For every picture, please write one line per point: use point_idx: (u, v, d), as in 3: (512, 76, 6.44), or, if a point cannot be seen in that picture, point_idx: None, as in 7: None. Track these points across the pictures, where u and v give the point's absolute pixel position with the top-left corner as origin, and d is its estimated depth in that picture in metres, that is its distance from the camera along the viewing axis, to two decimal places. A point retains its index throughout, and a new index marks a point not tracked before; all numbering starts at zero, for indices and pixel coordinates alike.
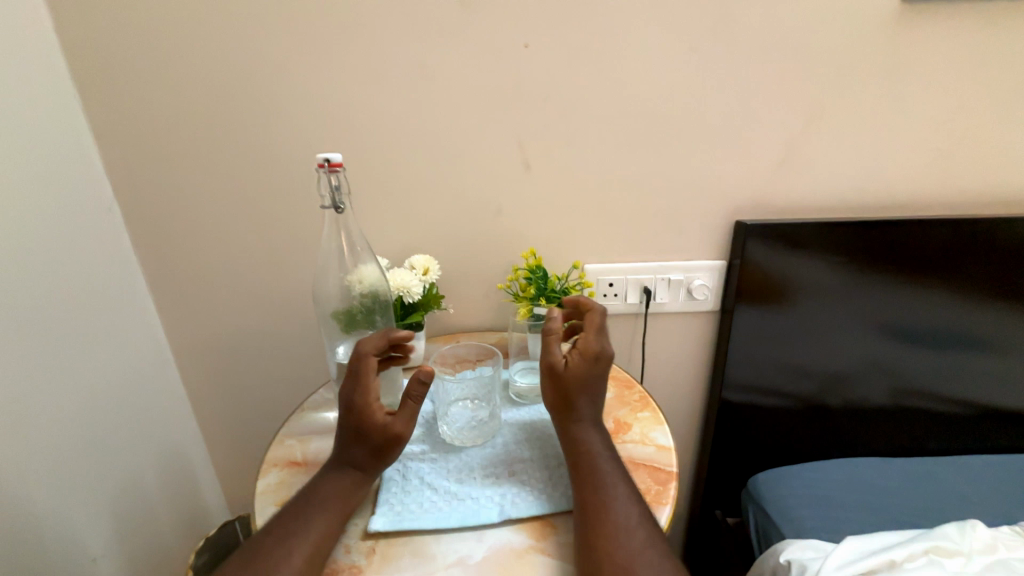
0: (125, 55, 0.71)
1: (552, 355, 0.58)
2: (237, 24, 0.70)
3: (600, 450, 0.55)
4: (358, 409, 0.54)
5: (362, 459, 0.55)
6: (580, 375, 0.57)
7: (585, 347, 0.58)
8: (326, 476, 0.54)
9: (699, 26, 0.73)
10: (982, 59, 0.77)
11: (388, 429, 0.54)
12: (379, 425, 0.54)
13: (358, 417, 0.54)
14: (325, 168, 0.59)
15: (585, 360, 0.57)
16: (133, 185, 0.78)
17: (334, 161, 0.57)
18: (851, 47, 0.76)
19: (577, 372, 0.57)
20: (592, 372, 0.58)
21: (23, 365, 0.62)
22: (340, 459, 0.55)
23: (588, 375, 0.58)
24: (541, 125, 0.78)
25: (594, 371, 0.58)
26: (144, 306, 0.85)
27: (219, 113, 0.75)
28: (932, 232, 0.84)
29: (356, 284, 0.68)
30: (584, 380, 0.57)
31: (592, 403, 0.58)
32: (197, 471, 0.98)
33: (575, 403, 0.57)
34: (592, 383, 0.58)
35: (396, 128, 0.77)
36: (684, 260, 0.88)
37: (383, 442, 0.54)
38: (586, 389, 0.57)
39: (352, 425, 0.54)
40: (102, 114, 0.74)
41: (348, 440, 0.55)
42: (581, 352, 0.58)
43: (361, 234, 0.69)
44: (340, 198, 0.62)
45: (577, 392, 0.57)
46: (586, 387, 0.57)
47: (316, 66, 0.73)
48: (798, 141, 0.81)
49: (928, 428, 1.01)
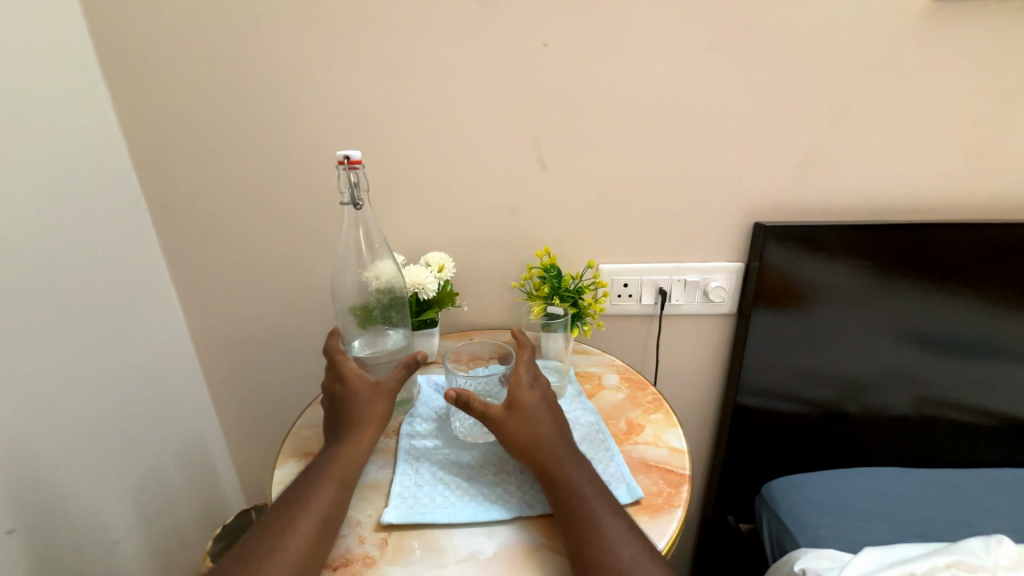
0: (153, 56, 0.73)
1: (485, 406, 0.57)
2: (260, 25, 0.72)
3: (582, 485, 0.52)
4: (351, 374, 0.60)
5: (362, 423, 0.58)
6: (529, 408, 0.57)
7: (518, 382, 0.59)
8: (328, 457, 0.55)
9: (720, 24, 0.72)
10: (1018, 57, 0.74)
11: (380, 387, 0.60)
12: (370, 385, 0.60)
13: (354, 379, 0.60)
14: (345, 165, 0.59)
15: (527, 392, 0.58)
16: (160, 181, 0.81)
17: (354, 157, 0.58)
18: (878, 47, 0.74)
19: (525, 405, 0.57)
20: (536, 402, 0.58)
21: (47, 352, 0.64)
22: (338, 439, 0.57)
23: (536, 406, 0.58)
24: (557, 124, 0.78)
25: (538, 400, 0.59)
26: (168, 299, 0.88)
27: (241, 111, 0.76)
28: (960, 237, 0.81)
29: (374, 279, 0.69)
30: (532, 412, 0.57)
31: (555, 436, 0.56)
32: (216, 460, 1.01)
33: (543, 437, 0.55)
34: (543, 413, 0.58)
35: (413, 126, 0.78)
36: (701, 261, 0.87)
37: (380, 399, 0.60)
38: (541, 425, 0.56)
39: (345, 392, 0.59)
40: (131, 111, 0.76)
41: (345, 414, 0.58)
42: (518, 387, 0.59)
43: (380, 231, 0.69)
44: (360, 195, 0.62)
45: (532, 428, 0.56)
46: (540, 419, 0.57)
47: (337, 65, 0.74)
48: (821, 142, 0.79)
49: (952, 438, 0.98)
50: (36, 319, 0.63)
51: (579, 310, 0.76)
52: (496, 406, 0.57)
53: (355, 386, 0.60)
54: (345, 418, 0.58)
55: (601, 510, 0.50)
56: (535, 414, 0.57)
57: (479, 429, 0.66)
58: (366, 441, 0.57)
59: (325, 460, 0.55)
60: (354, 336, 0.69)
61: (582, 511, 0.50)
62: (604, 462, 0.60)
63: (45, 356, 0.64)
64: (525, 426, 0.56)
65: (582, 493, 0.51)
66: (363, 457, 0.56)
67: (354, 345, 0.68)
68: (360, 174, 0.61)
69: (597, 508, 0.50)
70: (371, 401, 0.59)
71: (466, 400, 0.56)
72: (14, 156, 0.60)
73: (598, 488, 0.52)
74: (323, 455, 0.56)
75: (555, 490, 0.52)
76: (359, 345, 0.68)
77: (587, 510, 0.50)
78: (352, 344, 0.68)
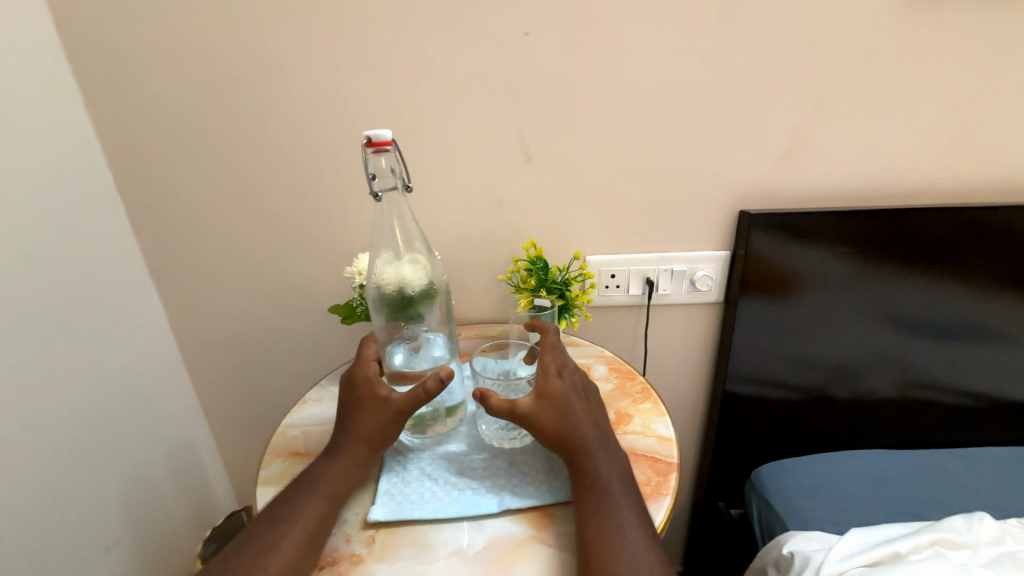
0: (124, 51, 0.71)
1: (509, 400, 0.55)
2: (234, 17, 0.70)
3: (610, 481, 0.52)
4: (362, 383, 0.58)
5: (363, 434, 0.56)
6: (560, 399, 0.56)
7: (551, 371, 0.58)
8: (321, 462, 0.55)
9: (703, 11, 0.71)
10: (994, 43, 0.75)
11: (386, 403, 0.56)
12: (378, 399, 0.56)
13: (364, 390, 0.58)
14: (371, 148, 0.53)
15: (557, 382, 0.57)
16: (135, 178, 0.78)
17: (377, 137, 0.51)
18: (858, 34, 0.74)
19: (555, 396, 0.56)
20: (566, 392, 0.57)
21: (26, 359, 0.62)
22: (336, 444, 0.56)
23: (568, 396, 0.56)
24: (541, 116, 0.77)
25: (569, 389, 0.57)
26: (150, 301, 0.85)
27: (217, 103, 0.74)
28: (945, 220, 0.82)
29: (395, 283, 0.60)
30: (566, 402, 0.56)
31: (588, 425, 0.55)
32: (205, 462, 1.00)
33: (574, 429, 0.54)
34: (574, 403, 0.56)
35: (394, 119, 0.76)
36: (687, 250, 0.87)
37: (384, 415, 0.56)
38: (573, 415, 0.55)
39: (353, 401, 0.58)
40: (103, 108, 0.74)
41: (349, 419, 0.57)
42: (550, 377, 0.57)
43: (416, 224, 0.62)
44: (401, 176, 0.58)
45: (564, 419, 0.55)
46: (572, 410, 0.55)
47: (314, 58, 0.72)
48: (805, 127, 0.79)
49: (936, 420, 1.00)
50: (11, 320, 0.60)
51: (567, 302, 0.76)
52: (524, 400, 0.55)
53: (363, 397, 0.57)
54: (347, 429, 0.57)
55: (622, 506, 0.50)
56: (568, 404, 0.56)
57: (505, 433, 0.62)
58: (357, 455, 0.55)
59: (319, 467, 0.55)
60: (394, 346, 0.63)
61: (605, 505, 0.50)
62: None
63: (20, 359, 0.61)
64: (558, 417, 0.55)
65: (609, 488, 0.51)
66: (358, 474, 0.55)
67: (396, 360, 0.62)
68: (391, 156, 0.56)
69: (618, 503, 0.50)
70: (374, 419, 0.56)
71: (489, 400, 0.55)
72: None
73: (623, 483, 0.52)
74: (318, 460, 0.56)
75: (581, 481, 0.52)
76: (402, 359, 0.62)
77: (612, 505, 0.50)
78: (393, 359, 0.62)
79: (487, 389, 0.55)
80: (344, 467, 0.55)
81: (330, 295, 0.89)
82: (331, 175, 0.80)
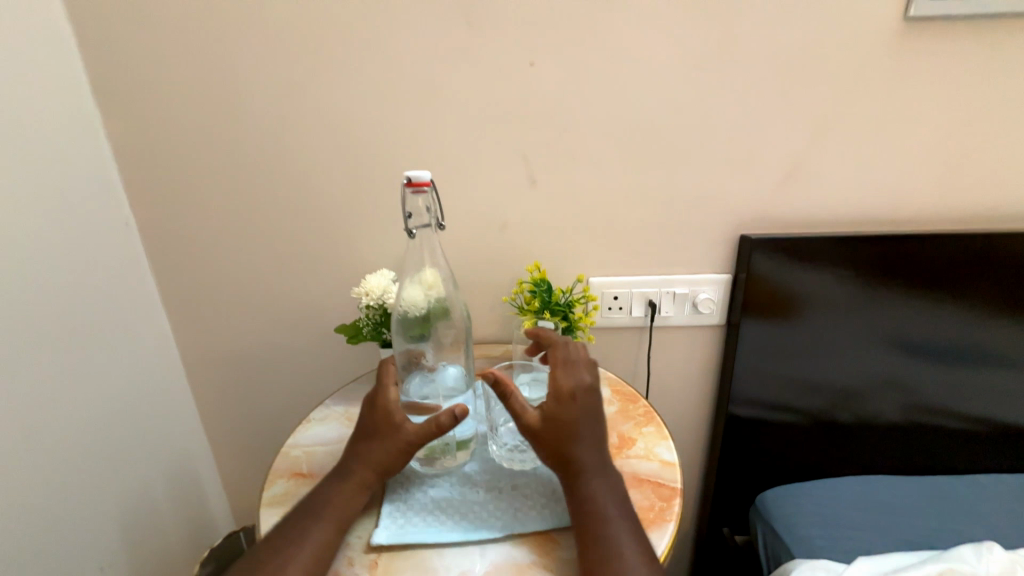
0: (144, 79, 0.74)
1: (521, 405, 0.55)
2: (251, 48, 0.73)
3: (610, 508, 0.51)
4: (379, 408, 0.57)
5: (376, 460, 0.56)
6: (568, 422, 0.54)
7: (565, 392, 0.56)
8: (331, 484, 0.55)
9: (700, 44, 0.74)
10: (983, 75, 0.77)
11: (399, 431, 0.56)
12: (393, 426, 0.56)
13: (379, 415, 0.57)
14: (409, 188, 0.54)
15: (567, 404, 0.55)
16: (148, 196, 0.80)
17: (418, 180, 0.52)
18: (850, 67, 0.76)
19: (562, 419, 0.54)
20: (576, 415, 0.55)
21: (33, 376, 0.63)
22: (347, 467, 0.56)
23: (579, 421, 0.54)
24: (544, 141, 0.79)
25: (580, 414, 0.55)
26: (157, 319, 0.87)
27: (231, 126, 0.77)
28: (945, 245, 0.83)
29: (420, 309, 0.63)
30: (574, 426, 0.54)
31: (593, 450, 0.54)
32: (204, 481, 0.99)
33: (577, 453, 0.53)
34: (583, 427, 0.54)
35: (402, 143, 0.79)
36: (688, 273, 0.88)
37: (394, 444, 0.56)
38: (581, 439, 0.54)
39: (370, 424, 0.57)
40: (121, 133, 0.77)
41: (363, 442, 0.57)
42: (563, 399, 0.55)
43: (446, 258, 0.64)
44: (435, 216, 0.61)
45: (569, 443, 0.53)
46: (579, 434, 0.54)
47: (327, 87, 0.75)
48: (803, 152, 0.81)
49: (943, 445, 0.99)
50: (14, 330, 0.61)
51: (570, 324, 0.76)
52: (532, 417, 0.55)
53: (378, 422, 0.57)
54: (358, 452, 0.56)
55: (622, 534, 0.49)
56: (575, 429, 0.54)
57: (517, 455, 0.62)
58: (367, 480, 0.55)
59: (329, 489, 0.55)
60: (413, 373, 0.64)
61: (604, 536, 0.49)
62: None
63: (22, 376, 0.62)
64: (563, 440, 0.53)
65: (608, 517, 0.51)
66: (365, 498, 0.55)
67: (412, 388, 0.62)
68: (426, 196, 0.57)
69: (617, 532, 0.49)
70: (386, 447, 0.56)
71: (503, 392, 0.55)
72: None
73: (623, 510, 0.52)
74: (328, 481, 0.56)
75: (581, 506, 0.52)
76: (418, 389, 0.62)
77: (612, 534, 0.49)
78: (410, 388, 0.62)
79: (503, 378, 0.55)
80: (351, 492, 0.54)
81: (336, 313, 0.89)
82: (340, 197, 0.82)
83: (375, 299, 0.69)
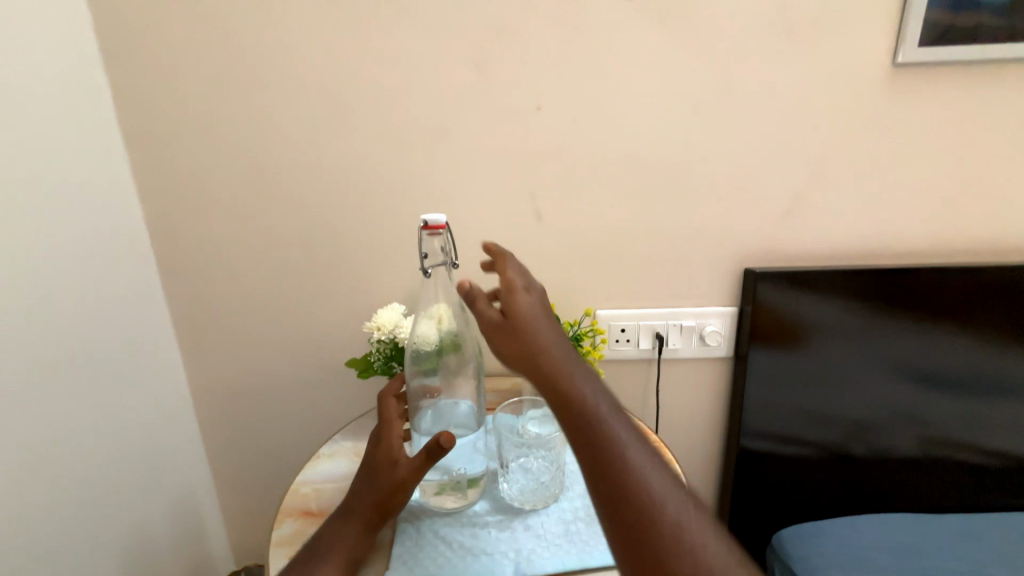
0: (173, 124, 0.78)
1: (488, 310, 0.52)
2: (274, 95, 0.77)
3: (601, 405, 0.46)
4: (376, 444, 0.58)
5: (372, 496, 0.55)
6: (530, 316, 0.51)
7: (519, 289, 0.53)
8: (331, 525, 0.54)
9: (701, 89, 0.78)
10: (974, 116, 0.80)
11: (394, 467, 0.56)
12: (388, 461, 0.56)
13: (376, 451, 0.57)
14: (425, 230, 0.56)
15: (523, 300, 0.52)
16: (168, 232, 0.83)
17: (434, 223, 0.54)
18: (845, 108, 0.80)
19: (522, 314, 0.51)
20: (535, 309, 0.52)
21: (62, 411, 0.65)
22: (347, 506, 0.55)
23: (538, 316, 0.52)
24: (551, 179, 0.82)
25: (537, 308, 0.53)
26: (170, 353, 0.88)
27: (252, 167, 0.80)
28: (950, 277, 0.84)
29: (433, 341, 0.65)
30: (535, 319, 0.51)
31: (561, 344, 0.50)
32: (206, 518, 0.97)
33: (548, 350, 0.49)
34: (544, 321, 0.52)
35: (415, 182, 0.82)
36: (695, 306, 0.89)
37: (389, 479, 0.55)
38: (546, 334, 0.50)
39: (367, 459, 0.58)
40: (147, 174, 0.80)
41: (361, 478, 0.57)
42: (517, 297, 0.52)
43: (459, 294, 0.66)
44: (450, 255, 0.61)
45: (536, 337, 0.50)
46: (542, 328, 0.51)
47: (344, 130, 0.79)
48: (803, 188, 0.83)
49: (962, 481, 0.96)
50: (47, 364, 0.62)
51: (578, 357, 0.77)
52: (494, 316, 0.52)
53: (375, 458, 0.57)
54: (358, 490, 0.56)
55: (621, 430, 0.45)
56: (536, 323, 0.51)
57: (529, 493, 0.61)
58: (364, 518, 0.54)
59: (328, 530, 0.54)
60: (422, 407, 0.64)
61: (606, 433, 0.44)
62: None
63: (54, 410, 0.63)
64: (529, 335, 0.50)
65: (600, 415, 0.45)
66: (366, 540, 0.54)
67: (423, 423, 0.63)
68: (441, 238, 0.59)
69: (617, 428, 0.45)
70: (382, 483, 0.55)
71: (473, 301, 0.53)
72: (23, 207, 0.60)
73: (613, 407, 0.47)
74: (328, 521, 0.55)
75: (571, 410, 0.45)
76: (429, 422, 0.63)
77: (610, 433, 0.44)
78: (421, 420, 0.63)
79: (472, 286, 0.53)
80: (351, 532, 0.54)
81: (345, 347, 0.90)
82: (353, 233, 0.84)
83: (387, 334, 0.70)
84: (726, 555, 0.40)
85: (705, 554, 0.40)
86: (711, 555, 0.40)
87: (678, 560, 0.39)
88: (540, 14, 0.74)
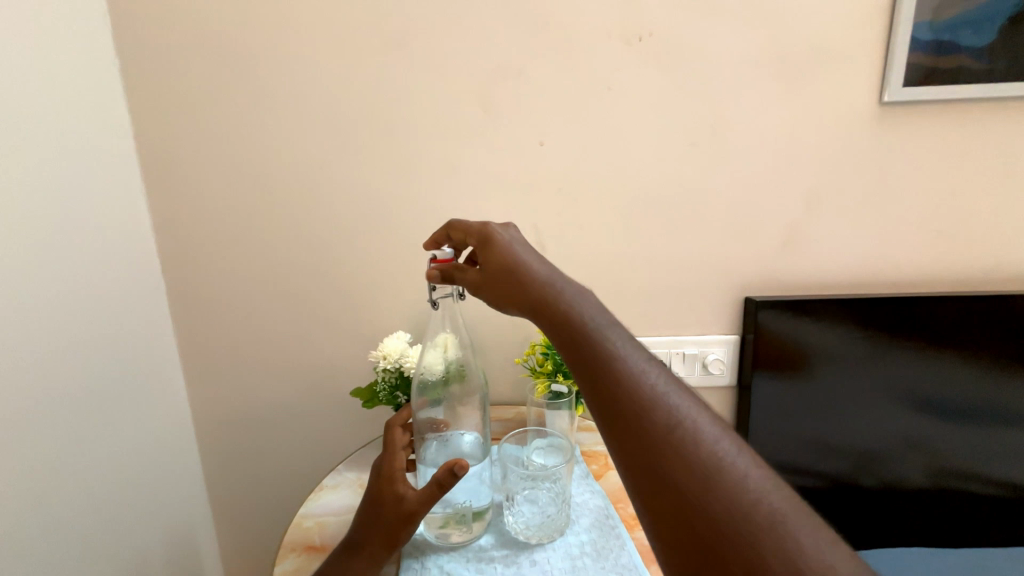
0: (189, 157, 0.81)
1: (468, 276, 0.55)
2: (288, 130, 0.80)
3: (589, 316, 0.43)
4: (383, 475, 0.57)
5: (381, 529, 0.55)
6: (506, 255, 0.52)
7: (487, 237, 0.54)
8: (340, 560, 0.54)
9: (697, 124, 0.81)
10: (961, 151, 0.83)
11: (403, 501, 0.55)
12: (394, 494, 0.55)
13: (383, 484, 0.56)
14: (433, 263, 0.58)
15: (497, 244, 0.53)
16: (179, 260, 0.85)
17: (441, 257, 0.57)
18: (837, 143, 0.83)
19: (495, 257, 0.52)
20: (512, 248, 0.52)
21: (68, 434, 0.64)
22: (355, 539, 0.55)
23: (516, 253, 0.52)
24: (554, 212, 0.84)
25: (514, 248, 0.53)
26: (174, 380, 0.88)
27: (264, 200, 0.83)
28: (949, 306, 0.85)
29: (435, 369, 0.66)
30: (511, 257, 0.51)
31: (544, 272, 0.49)
32: (203, 552, 0.95)
33: (530, 279, 0.48)
34: (525, 258, 0.51)
35: (421, 214, 0.84)
36: (696, 335, 0.90)
37: (397, 514, 0.54)
38: (529, 266, 0.50)
39: (374, 491, 0.57)
40: (161, 205, 0.82)
41: (368, 509, 0.56)
42: (488, 242, 0.54)
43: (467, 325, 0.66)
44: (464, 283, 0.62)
45: (514, 272, 0.50)
46: (522, 262, 0.51)
47: (354, 164, 0.82)
48: (799, 220, 0.86)
49: (975, 513, 0.94)
50: (56, 387, 0.63)
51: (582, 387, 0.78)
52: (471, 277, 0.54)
53: (382, 491, 0.56)
54: (366, 524, 0.56)
55: (612, 337, 0.41)
56: (514, 260, 0.51)
57: (534, 527, 0.60)
58: (372, 550, 0.54)
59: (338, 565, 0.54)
60: (427, 439, 0.64)
61: (593, 341, 0.40)
62: (615, 551, 0.58)
63: (59, 434, 0.63)
64: (507, 272, 0.50)
65: (589, 324, 0.42)
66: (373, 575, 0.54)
67: (429, 452, 0.63)
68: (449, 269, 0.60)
69: (606, 336, 0.41)
70: (390, 517, 0.55)
71: (453, 277, 0.56)
72: (46, 233, 0.62)
73: (606, 319, 0.43)
74: (337, 555, 0.55)
75: (557, 326, 0.43)
76: (434, 452, 0.63)
77: (598, 340, 0.40)
78: (427, 450, 0.63)
79: (446, 264, 0.57)
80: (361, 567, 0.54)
81: (350, 375, 0.91)
82: (360, 264, 0.86)
83: (392, 362, 0.71)
84: (751, 465, 0.33)
85: (721, 461, 0.33)
86: (727, 459, 0.33)
87: (688, 470, 0.32)
88: (544, 57, 0.79)
